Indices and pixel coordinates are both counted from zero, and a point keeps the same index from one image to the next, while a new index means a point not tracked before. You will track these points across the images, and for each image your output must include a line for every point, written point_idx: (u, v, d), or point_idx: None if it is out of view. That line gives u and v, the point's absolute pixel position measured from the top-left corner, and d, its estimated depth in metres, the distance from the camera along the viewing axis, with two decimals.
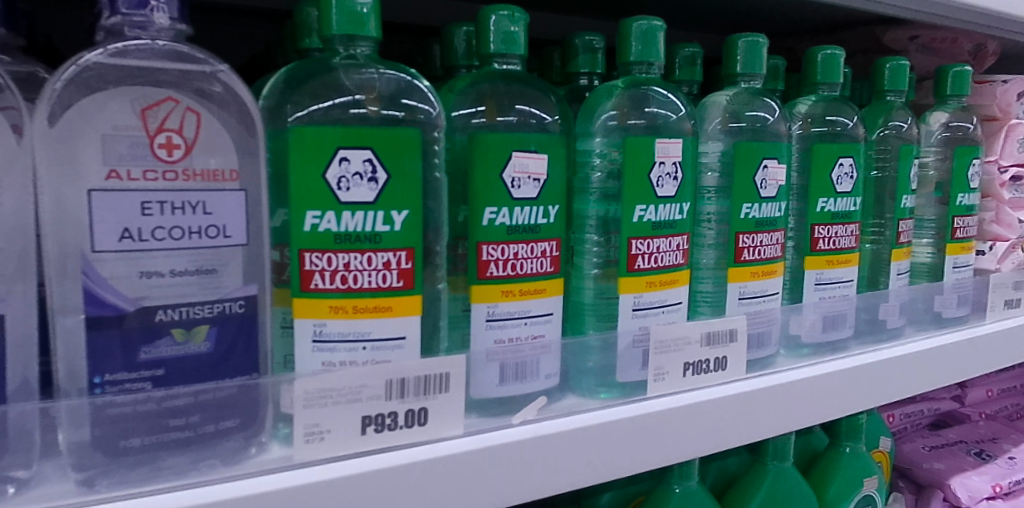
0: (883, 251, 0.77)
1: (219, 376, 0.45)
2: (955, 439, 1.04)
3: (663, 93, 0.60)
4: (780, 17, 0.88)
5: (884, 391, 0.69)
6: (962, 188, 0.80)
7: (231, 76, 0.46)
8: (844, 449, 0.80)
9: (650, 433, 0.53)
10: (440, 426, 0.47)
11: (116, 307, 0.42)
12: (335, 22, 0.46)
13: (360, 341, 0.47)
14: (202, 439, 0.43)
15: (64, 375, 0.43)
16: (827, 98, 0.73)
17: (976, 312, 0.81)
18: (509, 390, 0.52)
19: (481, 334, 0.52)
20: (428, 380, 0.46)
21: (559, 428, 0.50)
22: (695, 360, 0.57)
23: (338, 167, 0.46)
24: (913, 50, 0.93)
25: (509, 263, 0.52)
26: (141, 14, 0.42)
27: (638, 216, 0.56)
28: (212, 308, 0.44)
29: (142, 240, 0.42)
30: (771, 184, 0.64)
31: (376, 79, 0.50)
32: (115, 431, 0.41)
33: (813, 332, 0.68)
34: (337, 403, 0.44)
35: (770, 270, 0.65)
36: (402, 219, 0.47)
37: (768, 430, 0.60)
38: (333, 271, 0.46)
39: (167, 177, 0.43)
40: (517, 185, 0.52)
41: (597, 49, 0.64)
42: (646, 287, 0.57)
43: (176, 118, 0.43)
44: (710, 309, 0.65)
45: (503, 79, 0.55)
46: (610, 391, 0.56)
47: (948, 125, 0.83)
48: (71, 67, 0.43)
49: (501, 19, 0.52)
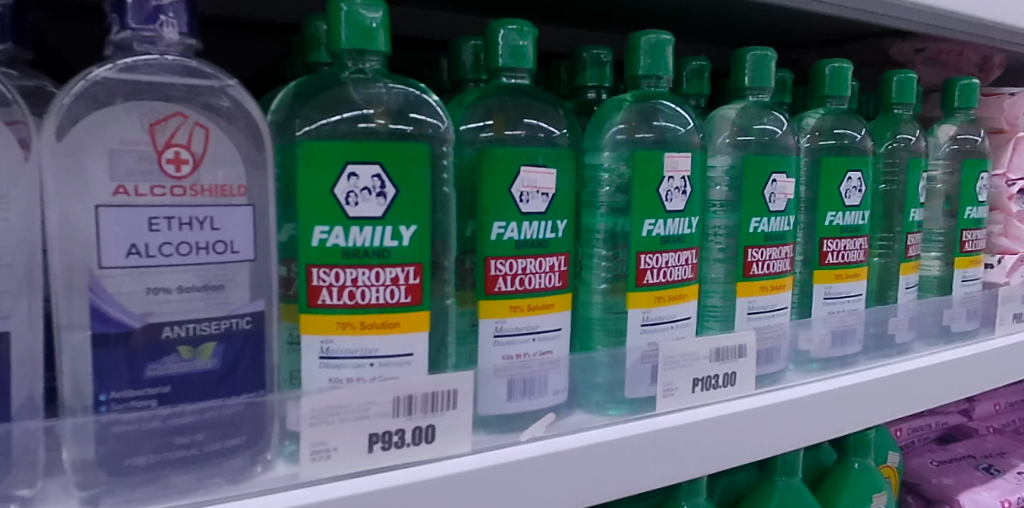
0: (892, 265, 0.76)
1: (225, 393, 0.44)
2: (963, 453, 1.04)
3: (671, 107, 0.60)
4: (787, 29, 0.88)
5: (894, 406, 0.68)
6: (971, 200, 0.79)
7: (240, 91, 0.46)
8: (852, 464, 0.80)
9: (659, 450, 0.53)
10: (448, 443, 0.46)
11: (122, 323, 0.42)
12: (345, 36, 0.46)
13: (368, 358, 0.46)
14: (208, 457, 0.43)
15: (69, 392, 0.42)
16: (836, 111, 0.72)
17: (986, 325, 0.81)
18: (516, 406, 0.51)
19: (489, 349, 0.52)
20: (436, 396, 0.46)
21: (567, 445, 0.49)
22: (704, 376, 0.57)
23: (347, 183, 0.46)
24: (919, 62, 0.92)
25: (517, 278, 0.52)
26: (150, 29, 0.42)
27: (648, 230, 0.56)
28: (219, 325, 0.44)
29: (149, 256, 0.42)
30: (780, 198, 0.63)
31: (385, 93, 0.50)
32: (120, 450, 0.41)
33: (822, 347, 0.67)
34: (344, 420, 0.43)
35: (779, 284, 0.64)
36: (410, 234, 0.47)
37: (779, 446, 0.60)
38: (341, 286, 0.46)
39: (175, 192, 0.42)
40: (525, 199, 0.52)
41: (604, 62, 0.64)
42: (655, 302, 0.57)
43: (185, 133, 0.43)
44: (718, 323, 0.64)
45: (511, 93, 0.54)
46: (620, 407, 0.56)
47: (957, 138, 0.82)
48: (80, 82, 0.42)
49: (509, 33, 0.52)
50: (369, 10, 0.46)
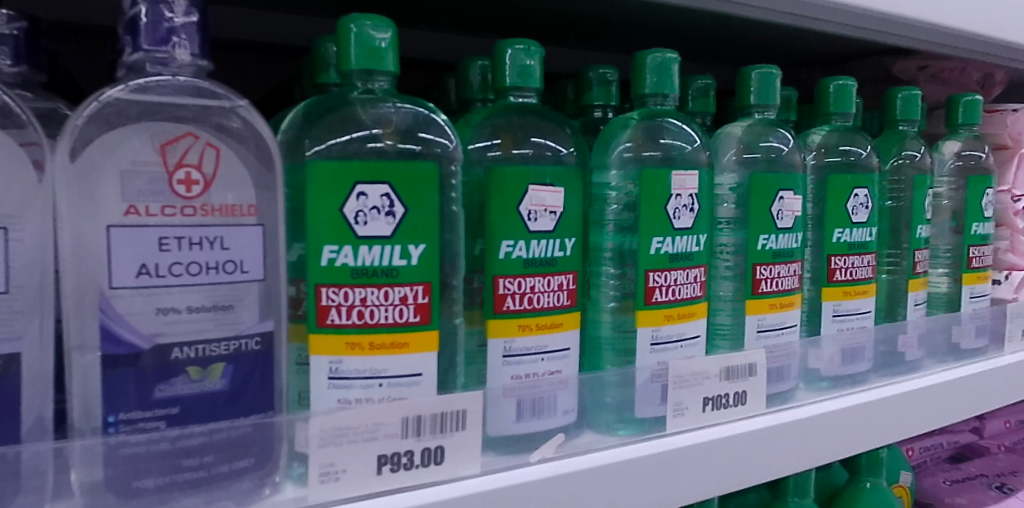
0: (900, 282, 0.76)
1: (234, 414, 0.44)
2: (976, 472, 1.02)
3: (678, 125, 0.60)
4: (790, 48, 0.89)
5: (905, 424, 0.67)
6: (976, 217, 0.79)
7: (250, 111, 0.46)
8: (864, 484, 0.79)
9: (670, 472, 0.52)
10: (456, 465, 0.46)
11: (131, 344, 0.42)
12: (354, 56, 0.47)
13: (377, 378, 0.46)
14: (216, 479, 0.42)
15: (79, 414, 0.42)
16: (840, 128, 0.72)
17: (995, 342, 0.80)
18: (526, 427, 0.51)
19: (498, 370, 0.51)
20: (445, 417, 0.46)
21: (578, 466, 0.49)
22: (714, 395, 0.56)
23: (356, 202, 0.46)
24: (922, 80, 0.93)
25: (526, 297, 0.52)
26: (163, 50, 0.42)
27: (656, 248, 0.56)
28: (228, 346, 0.44)
29: (158, 276, 0.42)
30: (787, 215, 0.63)
31: (393, 113, 0.50)
32: (128, 472, 0.40)
33: (832, 365, 0.67)
34: (353, 442, 0.43)
35: (788, 302, 0.64)
36: (418, 253, 0.47)
37: (790, 467, 0.59)
38: (350, 306, 0.46)
39: (186, 212, 0.42)
40: (533, 218, 0.51)
41: (610, 82, 0.64)
42: (664, 320, 0.57)
43: (196, 153, 0.43)
44: (728, 342, 0.64)
45: (518, 111, 0.55)
46: (628, 427, 0.55)
47: (961, 154, 0.82)
48: (93, 104, 0.43)
49: (517, 53, 0.52)
50: (378, 31, 0.46)
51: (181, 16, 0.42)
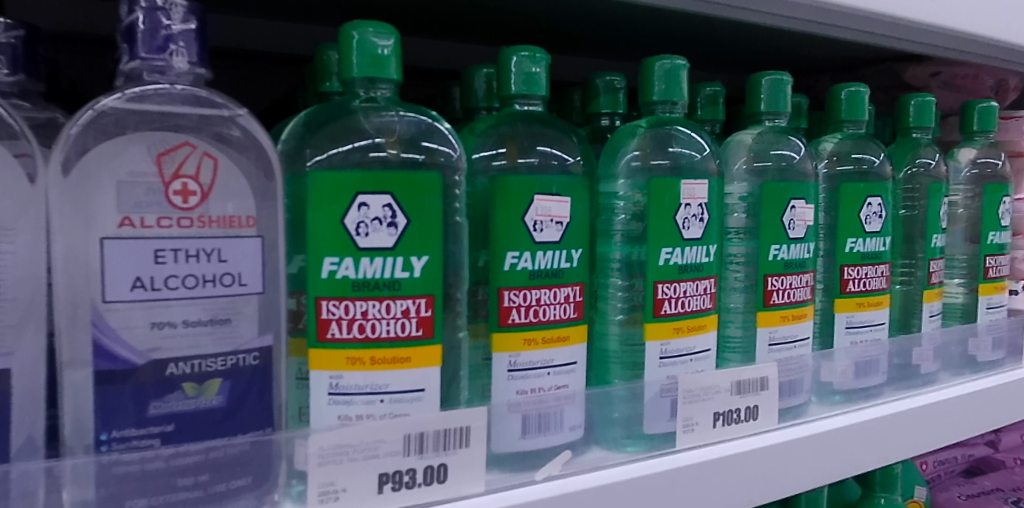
0: (914, 292, 0.74)
1: (230, 431, 0.43)
2: (991, 487, 1.00)
3: (686, 133, 0.59)
4: (800, 54, 0.88)
5: (921, 438, 0.66)
6: (993, 225, 0.77)
7: (251, 120, 0.45)
8: (878, 500, 0.77)
9: (681, 489, 0.51)
10: (460, 483, 0.44)
11: (127, 360, 0.40)
12: (356, 64, 0.45)
13: (378, 394, 0.45)
14: (212, 499, 0.41)
15: (70, 431, 0.41)
16: (853, 136, 0.71)
17: (1012, 356, 0.78)
18: (531, 443, 0.49)
19: (503, 384, 0.50)
20: (448, 434, 0.44)
21: (584, 484, 0.47)
22: (725, 410, 0.55)
23: (357, 213, 0.45)
24: (935, 86, 0.91)
25: (531, 310, 0.50)
26: (161, 58, 0.41)
27: (664, 259, 0.55)
28: (225, 361, 0.42)
29: (154, 289, 0.41)
30: (799, 225, 0.62)
31: (397, 121, 0.49)
32: (120, 492, 0.39)
33: (846, 379, 0.65)
34: (353, 460, 0.42)
35: (800, 314, 0.62)
36: (422, 265, 0.46)
37: (803, 484, 0.57)
38: (351, 320, 0.45)
39: (183, 223, 0.41)
40: (539, 228, 0.50)
41: (618, 89, 0.63)
42: (674, 333, 0.55)
43: (193, 163, 0.42)
44: (739, 356, 0.62)
45: (524, 120, 0.53)
46: (637, 444, 0.54)
47: (976, 162, 0.80)
48: (88, 112, 0.42)
49: (522, 60, 0.51)
50: (381, 38, 0.45)
51: (178, 23, 0.41)
